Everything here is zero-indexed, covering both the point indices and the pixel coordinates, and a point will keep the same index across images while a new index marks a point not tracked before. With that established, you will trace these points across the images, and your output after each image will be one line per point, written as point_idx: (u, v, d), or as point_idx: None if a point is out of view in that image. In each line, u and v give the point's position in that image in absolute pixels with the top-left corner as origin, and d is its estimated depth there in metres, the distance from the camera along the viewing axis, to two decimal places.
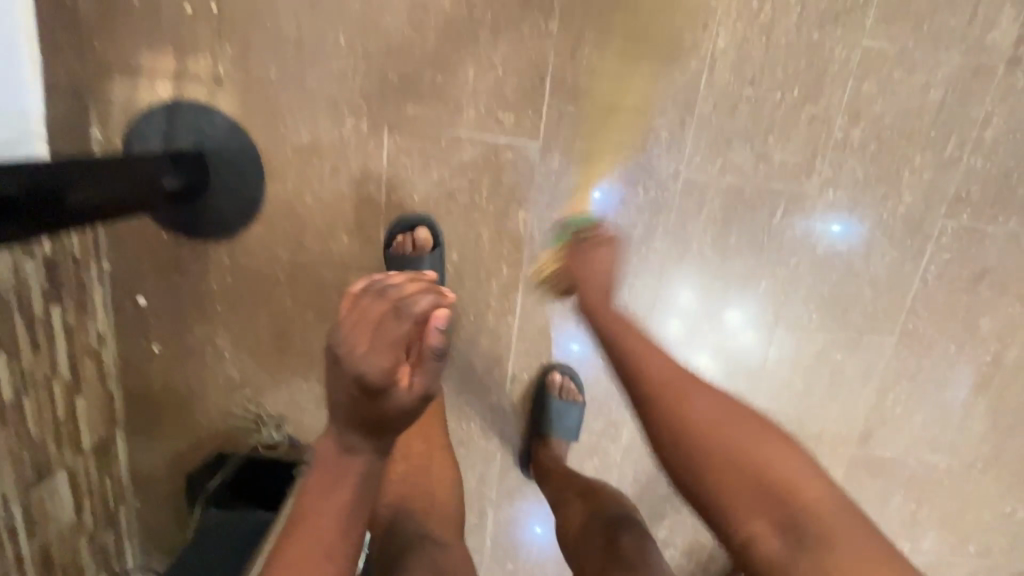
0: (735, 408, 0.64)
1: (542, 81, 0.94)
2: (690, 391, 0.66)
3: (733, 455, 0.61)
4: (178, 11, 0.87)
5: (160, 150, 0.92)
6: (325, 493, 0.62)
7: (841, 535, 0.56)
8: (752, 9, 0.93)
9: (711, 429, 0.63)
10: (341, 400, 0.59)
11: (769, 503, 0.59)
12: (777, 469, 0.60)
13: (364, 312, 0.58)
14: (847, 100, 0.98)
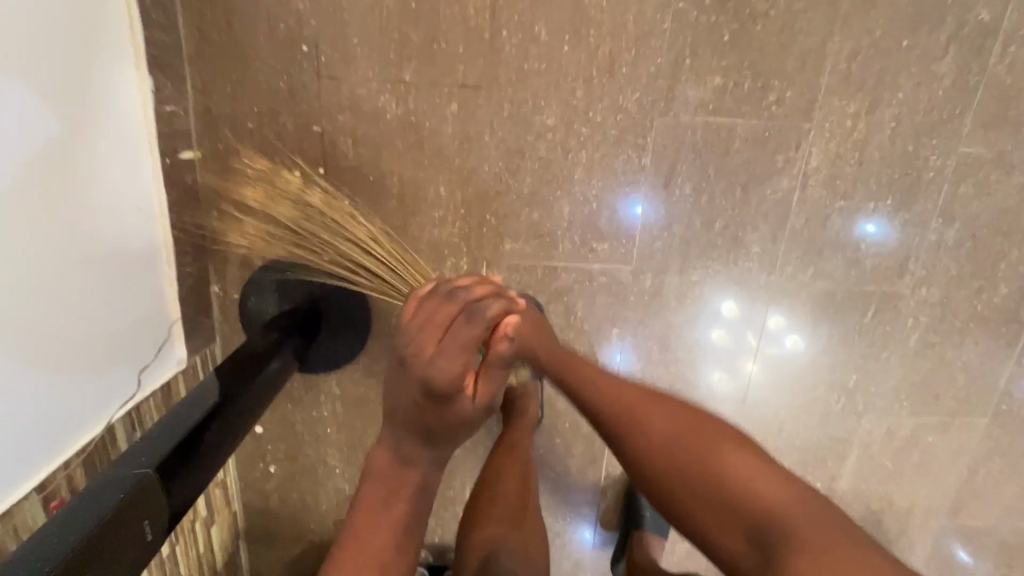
0: (702, 429, 0.65)
1: (636, 210, 0.95)
2: (645, 411, 0.67)
3: (689, 475, 0.63)
4: (288, 176, 0.90)
5: (275, 301, 0.96)
6: (380, 508, 0.66)
7: (808, 536, 0.57)
8: (846, 128, 0.92)
9: (674, 458, 0.64)
10: (406, 403, 0.61)
11: (735, 518, 0.61)
12: (750, 497, 0.61)
13: (435, 317, 0.58)
14: (942, 204, 0.98)
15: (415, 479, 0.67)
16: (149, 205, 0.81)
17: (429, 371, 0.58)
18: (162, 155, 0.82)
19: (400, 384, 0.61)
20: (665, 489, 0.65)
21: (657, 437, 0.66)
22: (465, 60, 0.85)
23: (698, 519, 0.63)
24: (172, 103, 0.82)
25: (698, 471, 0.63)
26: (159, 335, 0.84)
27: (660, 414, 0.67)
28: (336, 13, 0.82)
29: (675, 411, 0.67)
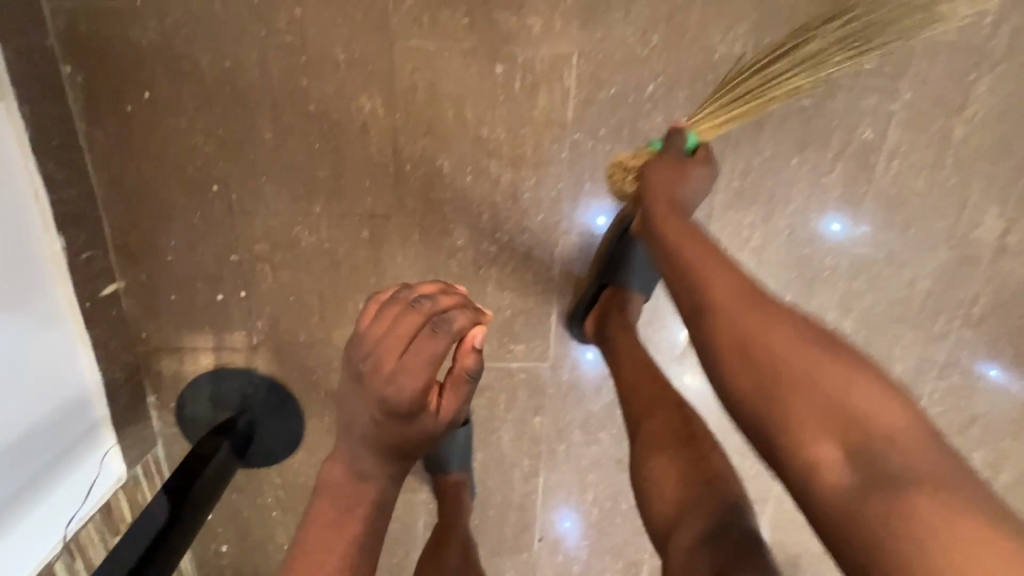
0: (822, 342, 0.55)
1: (547, 315, 1.01)
2: (750, 306, 0.59)
3: (793, 371, 0.53)
4: (211, 298, 0.94)
5: (210, 409, 1.01)
6: (330, 529, 0.64)
7: (924, 474, 0.45)
8: (741, 237, 0.97)
9: (766, 324, 0.56)
10: (367, 419, 0.64)
11: (836, 420, 0.50)
12: (865, 423, 0.49)
13: (396, 325, 0.63)
14: (838, 297, 1.04)
15: (373, 491, 0.66)
16: (74, 348, 0.86)
17: (390, 385, 0.61)
18: (81, 300, 0.85)
19: (353, 400, 0.64)
20: (748, 386, 0.55)
21: (765, 347, 0.55)
22: (372, 191, 0.88)
23: (786, 412, 0.52)
24: (88, 249, 0.85)
25: (782, 359, 0.54)
26: (95, 464, 0.90)
27: (768, 315, 0.57)
28: (242, 153, 0.85)
29: (785, 325, 0.56)
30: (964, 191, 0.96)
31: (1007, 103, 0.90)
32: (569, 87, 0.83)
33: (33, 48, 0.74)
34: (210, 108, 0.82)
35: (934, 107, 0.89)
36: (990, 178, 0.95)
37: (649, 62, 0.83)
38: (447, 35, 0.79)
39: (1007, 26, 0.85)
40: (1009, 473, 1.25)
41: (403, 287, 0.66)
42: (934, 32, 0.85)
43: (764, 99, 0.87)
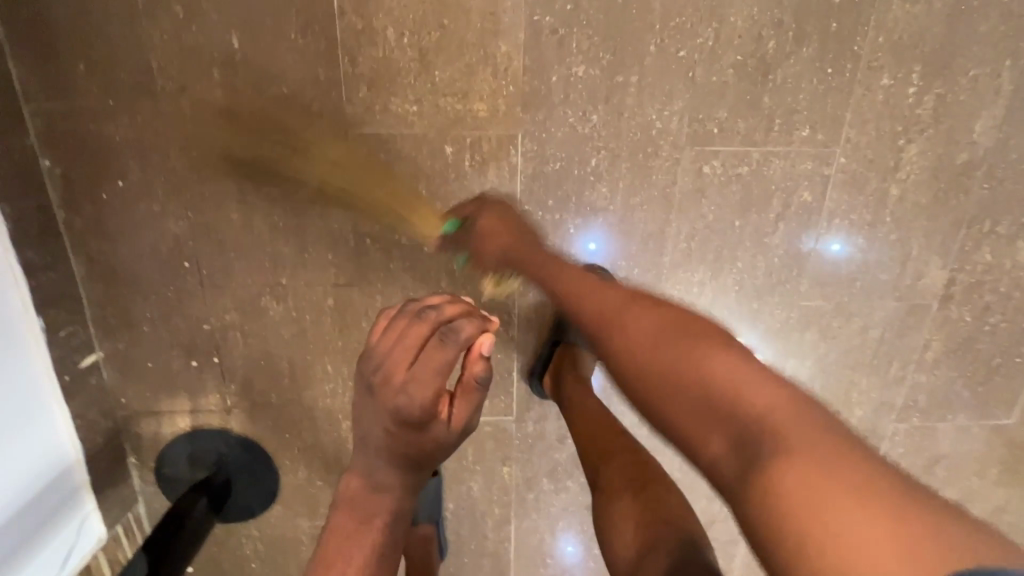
0: (688, 328, 0.56)
1: (509, 371, 1.04)
2: (626, 321, 0.61)
3: (669, 376, 0.54)
4: (186, 365, 0.99)
5: (187, 469, 1.05)
6: (349, 538, 0.62)
7: (798, 446, 0.44)
8: (693, 294, 1.00)
9: (659, 337, 0.57)
10: (381, 430, 0.60)
11: (716, 414, 0.50)
12: (750, 418, 0.48)
13: (405, 335, 0.59)
14: (792, 346, 1.07)
15: (389, 503, 0.63)
16: (55, 418, 0.91)
17: (400, 396, 0.58)
18: (61, 374, 0.90)
19: (369, 411, 0.60)
20: (642, 375, 0.56)
21: (641, 352, 0.57)
22: (334, 263, 0.93)
23: (674, 400, 0.53)
24: (67, 325, 0.90)
25: (664, 368, 0.54)
26: (75, 528, 0.94)
27: (640, 317, 0.60)
28: (211, 232, 0.90)
29: (652, 317, 0.60)
30: (904, 245, 1.00)
31: (938, 165, 0.94)
32: (516, 163, 0.88)
33: (13, 148, 0.80)
34: (180, 193, 0.87)
35: (869, 170, 0.93)
36: (929, 233, 0.99)
37: (592, 139, 0.88)
38: (398, 121, 0.85)
39: (932, 94, 0.89)
40: (978, 510, 1.27)
41: (405, 300, 0.63)
42: (862, 102, 0.89)
43: (703, 168, 0.91)
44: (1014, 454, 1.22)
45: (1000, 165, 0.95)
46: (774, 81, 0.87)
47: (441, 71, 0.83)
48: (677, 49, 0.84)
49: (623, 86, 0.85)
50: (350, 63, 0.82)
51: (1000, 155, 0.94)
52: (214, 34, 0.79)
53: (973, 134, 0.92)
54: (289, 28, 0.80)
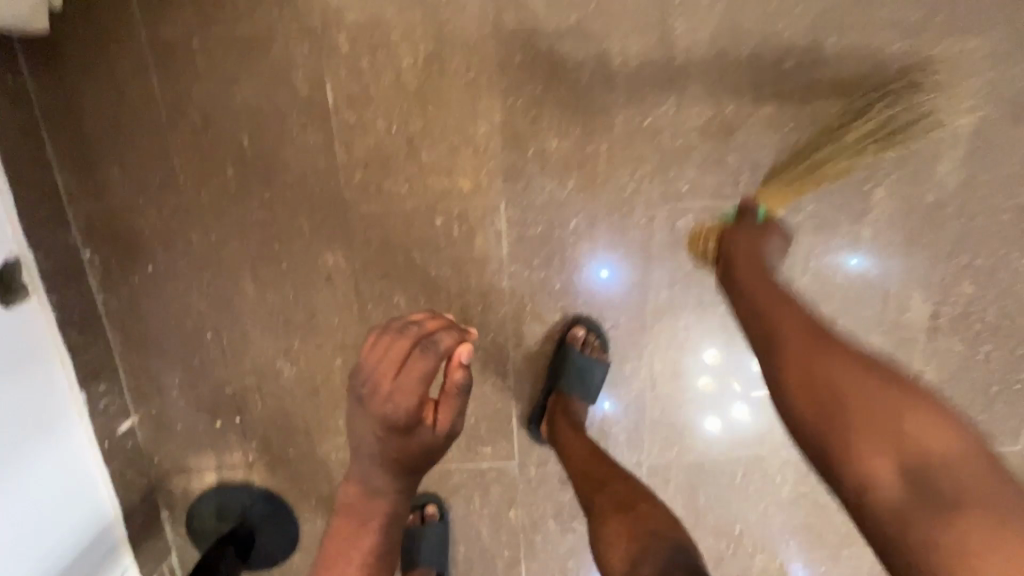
0: (890, 375, 0.59)
1: (508, 420, 1.09)
2: (829, 351, 0.63)
3: (898, 401, 0.56)
4: (211, 425, 1.08)
5: (213, 522, 1.13)
6: (351, 539, 0.70)
7: (964, 504, 0.49)
8: (677, 339, 1.06)
9: (812, 348, 0.64)
10: (372, 440, 0.65)
11: (889, 445, 0.54)
12: (895, 432, 0.54)
13: (389, 349, 0.63)
14: None
15: (384, 506, 0.70)
16: (97, 482, 1.00)
17: (387, 406, 0.63)
18: (101, 441, 1.00)
19: (357, 424, 0.65)
20: (806, 367, 0.62)
21: (822, 376, 0.61)
22: (340, 327, 1.02)
23: (842, 414, 0.58)
24: (105, 396, 1.01)
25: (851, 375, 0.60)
26: None
27: (837, 356, 0.62)
28: (230, 306, 1.00)
29: (857, 366, 0.60)
30: (885, 282, 1.03)
31: (908, 205, 0.98)
32: (501, 230, 0.96)
33: (58, 245, 0.91)
34: (202, 274, 0.98)
35: (837, 214, 0.98)
36: (907, 269, 1.02)
37: (569, 203, 0.95)
38: (392, 200, 0.94)
39: None
40: None
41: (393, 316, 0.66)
42: None
43: (677, 223, 0.97)
44: None
45: (970, 202, 0.98)
46: (737, 140, 0.92)
47: (427, 153, 0.92)
48: (643, 118, 0.91)
49: (595, 154, 0.93)
50: (347, 152, 0.91)
51: (970, 191, 0.97)
52: (227, 135, 0.90)
53: (938, 175, 0.96)
54: (291, 126, 0.90)
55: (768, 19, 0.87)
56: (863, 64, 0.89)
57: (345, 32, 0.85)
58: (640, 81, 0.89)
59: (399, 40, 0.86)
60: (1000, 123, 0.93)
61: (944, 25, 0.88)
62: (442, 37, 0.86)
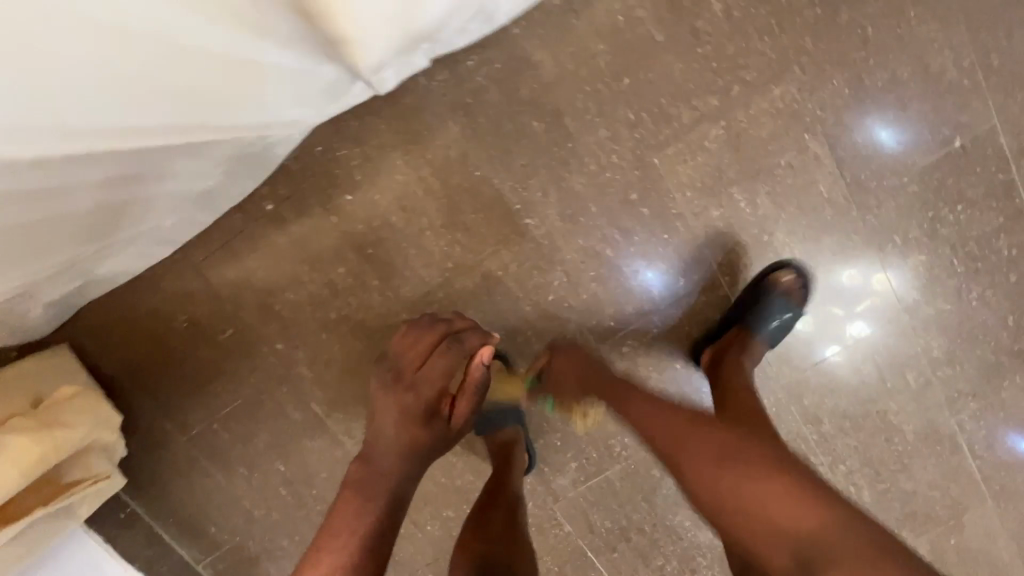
0: (734, 447, 0.77)
1: (584, 555, 1.20)
2: (689, 438, 0.80)
3: (740, 467, 0.75)
4: None
5: None
6: (354, 508, 0.83)
7: (836, 555, 0.66)
8: None
9: (691, 427, 0.81)
10: (393, 422, 0.89)
11: (782, 529, 0.70)
12: (760, 492, 0.72)
13: (418, 343, 0.94)
14: (801, 414, 1.13)
15: (393, 484, 0.86)
16: None
17: (415, 391, 0.90)
18: None
19: (383, 407, 0.91)
20: (676, 458, 0.79)
21: (710, 478, 0.75)
22: (414, 555, 1.18)
23: (723, 483, 0.74)
24: None
25: (764, 500, 0.71)
26: None
27: (706, 443, 0.78)
28: None
29: (729, 459, 0.75)
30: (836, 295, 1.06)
31: (813, 229, 1.02)
32: None
33: None
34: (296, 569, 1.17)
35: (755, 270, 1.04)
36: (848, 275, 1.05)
37: None
38: None
39: (763, 194, 0.99)
40: None
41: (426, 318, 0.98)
42: (709, 236, 1.01)
43: (624, 347, 1.07)
44: None
45: (866, 197, 1.00)
46: (629, 269, 1.03)
47: None
48: (548, 296, 1.04)
49: (527, 338, 1.07)
50: (352, 436, 1.11)
51: (861, 189, 1.00)
52: (268, 469, 1.13)
53: (823, 195, 1.00)
54: (305, 440, 1.12)
55: (597, 175, 0.98)
56: (697, 157, 0.97)
57: (304, 364, 1.06)
58: (528, 272, 1.02)
59: (341, 346, 1.05)
60: (848, 126, 0.96)
61: (746, 90, 0.94)
62: (369, 328, 1.04)
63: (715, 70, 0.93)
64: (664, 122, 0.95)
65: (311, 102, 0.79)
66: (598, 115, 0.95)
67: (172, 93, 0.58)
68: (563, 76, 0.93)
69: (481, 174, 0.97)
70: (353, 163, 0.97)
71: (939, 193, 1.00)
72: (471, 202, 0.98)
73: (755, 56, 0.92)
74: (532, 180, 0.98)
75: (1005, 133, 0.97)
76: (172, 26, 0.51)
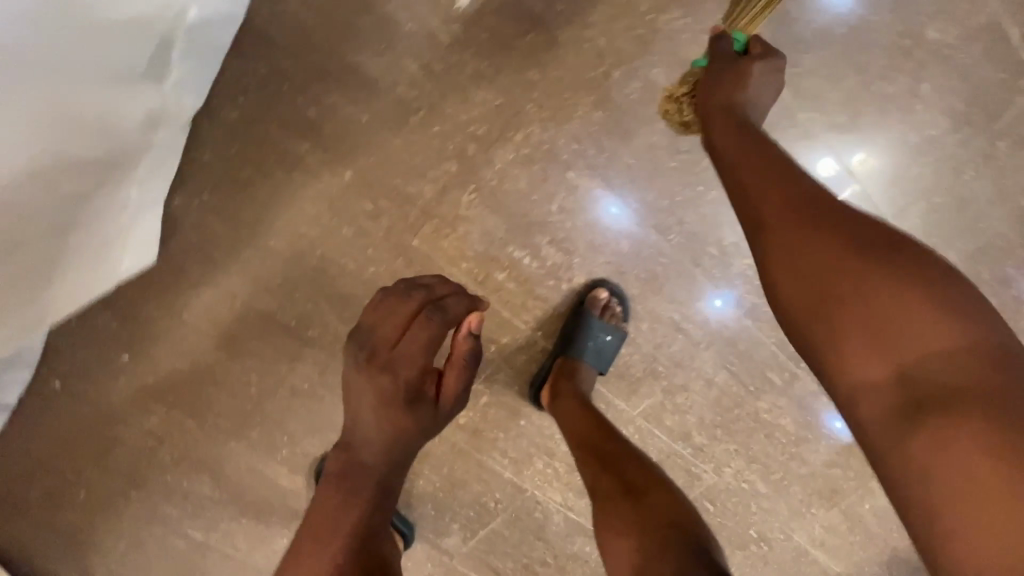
0: (877, 294, 0.48)
1: None
2: (800, 234, 0.53)
3: (907, 320, 0.46)
4: None
5: None
6: (332, 516, 0.70)
7: (980, 429, 0.42)
8: (551, 471, 1.11)
9: (833, 259, 0.50)
10: (370, 410, 0.69)
11: (962, 410, 0.43)
12: (935, 354, 0.45)
13: (389, 309, 0.69)
14: (669, 434, 1.07)
15: (373, 481, 0.71)
16: None
17: (395, 375, 0.68)
18: None
19: (354, 394, 0.69)
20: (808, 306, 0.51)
21: (902, 349, 0.46)
22: None
23: (859, 338, 0.48)
24: None
25: (877, 309, 0.47)
26: None
27: (868, 291, 0.48)
28: None
29: (879, 287, 0.48)
30: (665, 319, 0.96)
31: (616, 260, 0.91)
32: None
33: None
34: None
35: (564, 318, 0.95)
36: (671, 300, 0.95)
37: None
38: None
39: (545, 243, 0.89)
40: None
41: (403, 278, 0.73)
42: (503, 301, 0.92)
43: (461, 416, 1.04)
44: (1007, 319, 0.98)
45: (661, 217, 0.88)
46: None
47: None
48: None
49: None
50: None
51: (654, 210, 0.88)
52: None
53: (611, 228, 0.88)
54: None
55: (360, 271, 0.89)
56: (458, 228, 0.87)
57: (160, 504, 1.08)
58: (333, 377, 0.97)
59: (184, 483, 1.04)
60: (614, 151, 0.83)
61: (482, 147, 0.82)
62: (205, 461, 1.04)
63: (438, 137, 0.81)
64: (407, 203, 0.85)
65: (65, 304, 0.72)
66: (333, 215, 0.85)
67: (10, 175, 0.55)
68: (279, 187, 0.84)
69: (243, 301, 0.91)
70: (116, 323, 0.93)
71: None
72: (246, 328, 0.93)
73: (477, 108, 0.79)
74: (296, 294, 0.91)
75: (802, 107, 0.82)
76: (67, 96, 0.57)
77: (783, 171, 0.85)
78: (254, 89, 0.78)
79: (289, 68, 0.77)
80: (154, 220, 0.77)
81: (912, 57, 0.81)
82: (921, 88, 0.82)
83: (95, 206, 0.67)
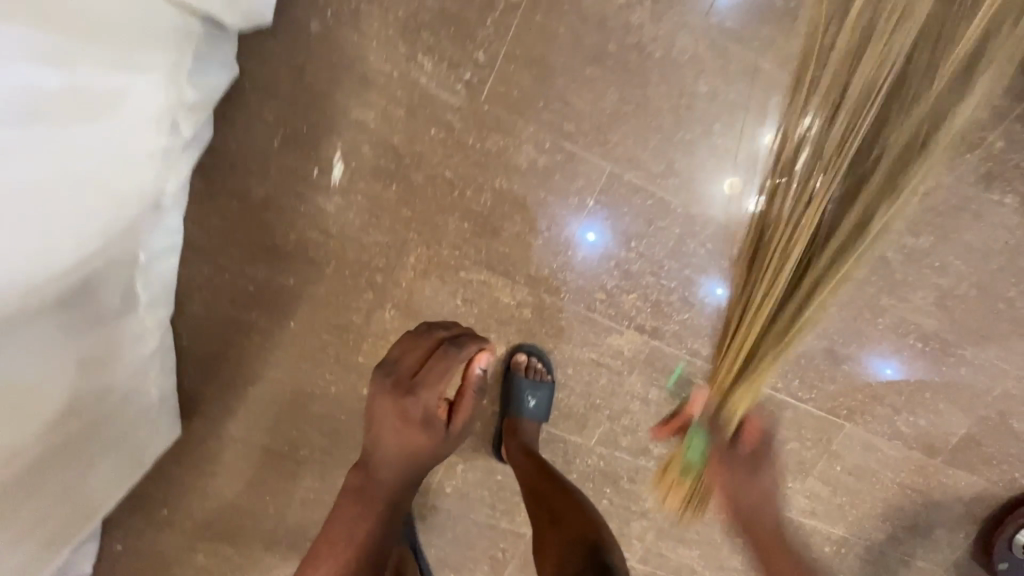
0: (765, 499, 1.11)
1: None
2: (768, 510, 1.11)
3: (772, 536, 1.09)
4: None
5: None
6: (354, 517, 0.78)
7: (766, 532, 1.10)
8: None
9: (754, 506, 1.10)
10: (391, 431, 0.78)
11: (770, 544, 1.09)
12: (767, 508, 1.11)
13: (415, 347, 0.80)
14: (631, 452, 1.21)
15: (386, 497, 0.79)
16: None
17: (414, 406, 0.77)
18: None
19: (378, 414, 0.78)
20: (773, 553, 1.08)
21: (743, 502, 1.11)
22: None
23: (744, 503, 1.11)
24: None
25: (754, 508, 1.10)
26: None
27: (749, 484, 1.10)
28: None
29: (765, 488, 1.10)
30: (585, 359, 1.13)
31: (527, 326, 1.09)
32: None
33: None
34: None
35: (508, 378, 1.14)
36: (585, 343, 1.11)
37: None
38: None
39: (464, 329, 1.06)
40: (922, 319, 1.16)
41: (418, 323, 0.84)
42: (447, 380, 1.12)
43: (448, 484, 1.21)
44: (876, 274, 1.12)
45: (548, 284, 1.06)
46: None
47: None
48: None
49: None
50: None
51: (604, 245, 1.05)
52: None
53: (512, 303, 1.07)
54: None
55: (326, 394, 1.09)
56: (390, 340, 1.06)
57: None
58: (332, 483, 1.15)
59: None
60: (492, 246, 1.03)
61: (387, 275, 1.02)
62: None
63: (352, 278, 1.02)
64: (345, 332, 1.05)
65: (122, 480, 0.97)
66: (293, 357, 1.07)
67: (73, 412, 0.79)
68: (246, 348, 1.06)
69: (244, 442, 1.12)
70: (153, 486, 1.14)
71: (623, 236, 1.04)
72: (251, 461, 1.13)
73: (374, 248, 1.01)
74: (283, 425, 1.11)
75: (627, 169, 1.01)
76: (96, 345, 0.81)
77: (729, 159, 1.02)
78: (206, 284, 1.01)
79: (226, 263, 1.00)
80: (168, 398, 1.02)
81: (698, 109, 0.99)
82: (715, 127, 1.00)
83: (123, 411, 0.91)
